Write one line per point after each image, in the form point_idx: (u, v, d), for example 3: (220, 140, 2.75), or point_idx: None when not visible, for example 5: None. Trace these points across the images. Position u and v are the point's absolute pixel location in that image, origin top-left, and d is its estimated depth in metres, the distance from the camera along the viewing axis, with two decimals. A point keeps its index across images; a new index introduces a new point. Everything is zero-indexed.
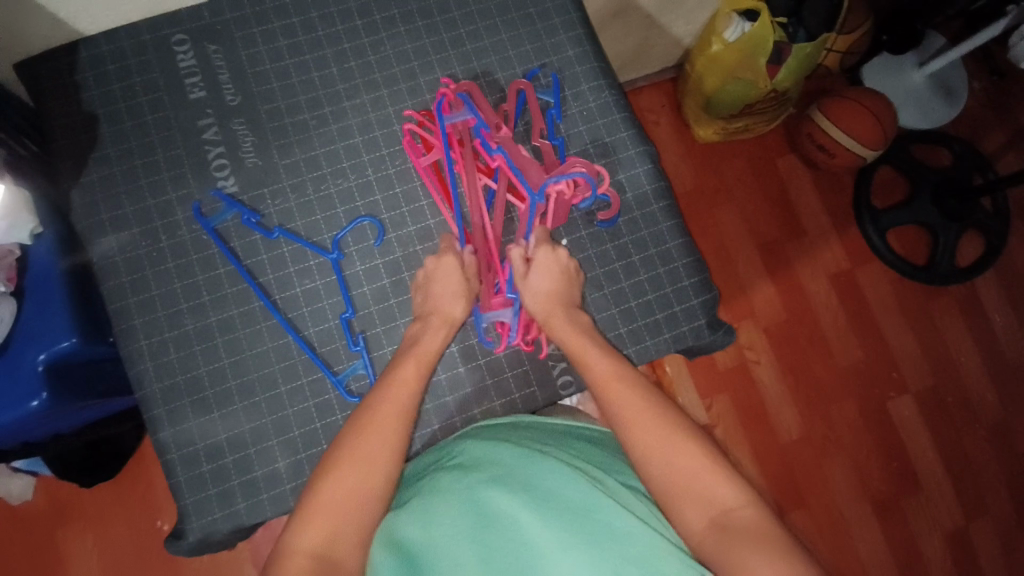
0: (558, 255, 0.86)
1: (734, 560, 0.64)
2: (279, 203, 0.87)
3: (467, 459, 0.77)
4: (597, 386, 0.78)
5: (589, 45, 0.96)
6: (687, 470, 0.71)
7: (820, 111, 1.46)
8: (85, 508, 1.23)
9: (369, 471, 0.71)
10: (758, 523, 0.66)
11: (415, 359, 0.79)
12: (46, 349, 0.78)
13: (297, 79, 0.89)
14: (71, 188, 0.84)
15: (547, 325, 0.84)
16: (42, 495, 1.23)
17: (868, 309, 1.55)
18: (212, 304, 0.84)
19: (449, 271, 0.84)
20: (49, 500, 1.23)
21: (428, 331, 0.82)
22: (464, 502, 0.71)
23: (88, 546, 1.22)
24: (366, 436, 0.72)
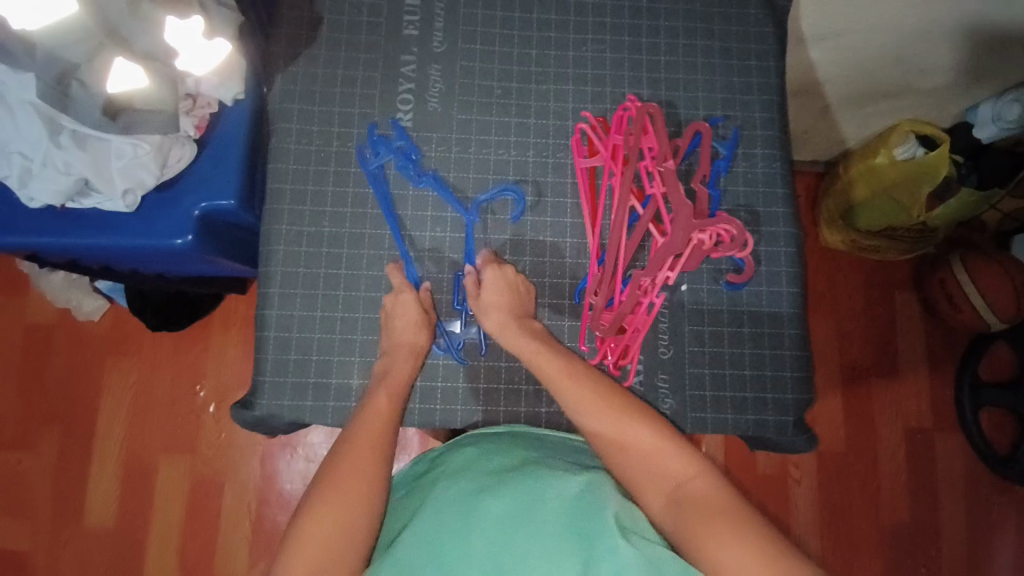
0: (504, 272, 0.87)
1: (695, 534, 0.65)
2: (442, 151, 0.92)
3: (450, 463, 0.81)
4: (604, 426, 0.77)
5: (777, 114, 0.96)
6: (660, 467, 0.73)
7: (962, 262, 1.39)
8: (143, 348, 1.33)
9: (350, 502, 0.72)
10: (712, 495, 0.69)
11: (386, 389, 0.81)
12: (208, 200, 0.85)
13: (499, 48, 0.94)
14: (276, 74, 0.92)
15: (502, 335, 0.85)
16: (109, 319, 1.33)
17: (934, 474, 1.46)
18: (352, 217, 0.89)
19: (407, 308, 0.85)
20: (110, 327, 1.33)
21: (394, 363, 0.83)
22: (446, 497, 0.74)
23: (129, 381, 1.32)
24: (338, 477, 0.74)
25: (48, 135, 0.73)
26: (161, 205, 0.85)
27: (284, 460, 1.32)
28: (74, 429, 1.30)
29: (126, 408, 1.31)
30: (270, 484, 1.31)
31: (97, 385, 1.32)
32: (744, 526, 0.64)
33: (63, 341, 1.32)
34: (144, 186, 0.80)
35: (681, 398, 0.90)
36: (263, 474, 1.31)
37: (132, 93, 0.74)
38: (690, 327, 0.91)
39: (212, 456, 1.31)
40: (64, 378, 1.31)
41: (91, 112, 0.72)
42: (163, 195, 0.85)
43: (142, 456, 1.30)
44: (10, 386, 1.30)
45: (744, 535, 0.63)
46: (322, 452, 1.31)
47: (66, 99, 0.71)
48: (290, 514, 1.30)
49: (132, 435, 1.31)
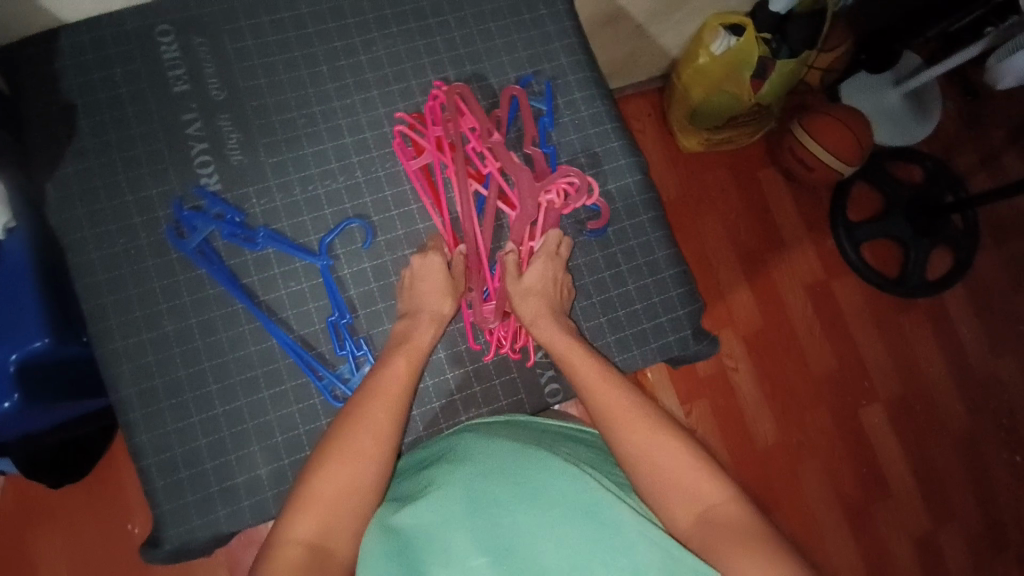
0: (555, 262, 0.88)
1: (724, 555, 0.64)
2: (266, 202, 0.85)
3: (458, 451, 0.76)
4: (626, 422, 0.75)
5: (582, 54, 0.96)
6: (678, 466, 0.71)
7: (802, 126, 1.49)
8: (56, 506, 1.19)
9: (366, 461, 0.71)
10: (741, 520, 0.67)
11: (405, 353, 0.80)
12: (17, 349, 0.75)
13: (286, 76, 0.88)
14: (46, 182, 0.81)
15: (535, 325, 0.84)
16: (13, 491, 1.18)
17: (841, 317, 1.60)
18: (194, 305, 0.82)
19: (432, 271, 0.84)
20: (18, 499, 1.18)
21: (417, 326, 0.82)
22: (459, 493, 0.69)
23: (58, 546, 1.18)
24: (359, 431, 0.72)
25: None
26: None
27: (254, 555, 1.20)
28: None
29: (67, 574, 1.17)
30: None
31: (12, 571, 1.16)
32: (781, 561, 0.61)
33: None
34: None
35: None
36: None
37: None
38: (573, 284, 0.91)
39: None
40: None
41: None
42: None
43: None
44: None
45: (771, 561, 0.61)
46: None
47: None
48: None
49: None
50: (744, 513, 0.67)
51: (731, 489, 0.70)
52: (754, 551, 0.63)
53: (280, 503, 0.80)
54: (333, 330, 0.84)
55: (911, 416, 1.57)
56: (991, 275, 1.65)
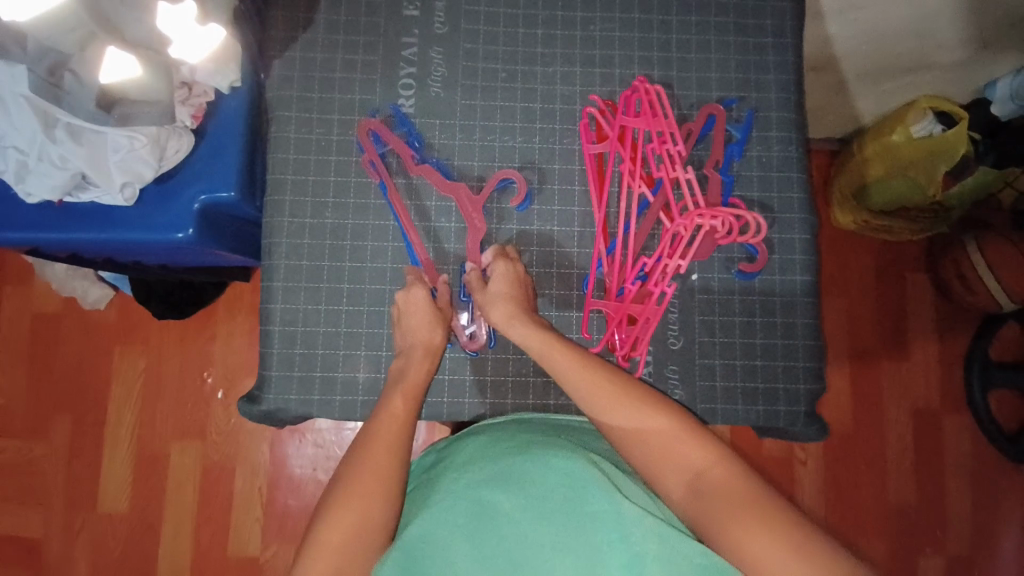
0: (513, 265, 0.85)
1: (721, 522, 0.63)
2: (446, 137, 0.89)
3: (461, 454, 0.78)
4: (623, 430, 0.73)
5: (793, 95, 0.92)
6: (666, 445, 0.71)
7: (976, 243, 1.34)
8: (149, 334, 1.33)
9: (373, 504, 0.70)
10: (730, 481, 0.66)
11: (401, 391, 0.79)
12: (208, 192, 0.83)
13: (504, 28, 0.91)
14: (274, 58, 0.89)
15: (507, 330, 0.82)
16: (117, 307, 1.33)
17: (941, 454, 1.45)
18: (355, 208, 0.87)
19: (419, 306, 0.83)
20: (118, 314, 1.33)
21: (411, 364, 0.81)
22: (455, 498, 0.72)
23: (139, 367, 1.32)
24: (359, 476, 0.72)
25: (43, 128, 0.71)
26: (162, 198, 0.83)
27: (293, 444, 1.32)
28: (84, 415, 1.31)
29: (138, 391, 1.31)
30: (279, 467, 1.31)
31: (106, 373, 1.32)
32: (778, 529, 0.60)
33: (70, 328, 1.32)
34: (142, 179, 0.78)
35: (692, 390, 0.89)
36: (274, 458, 1.31)
37: (126, 85, 0.72)
38: (700, 316, 0.89)
39: (222, 440, 1.31)
40: (72, 366, 1.32)
41: (86, 103, 0.71)
42: (162, 187, 0.83)
43: (153, 443, 1.31)
44: (16, 371, 1.31)
45: (768, 527, 0.61)
46: (331, 438, 1.32)
47: (59, 91, 0.69)
48: (300, 498, 1.31)
49: (143, 423, 1.31)
50: (738, 480, 0.66)
51: (717, 453, 0.69)
52: (748, 520, 0.62)
53: (366, 410, 0.85)
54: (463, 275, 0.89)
55: None
56: None
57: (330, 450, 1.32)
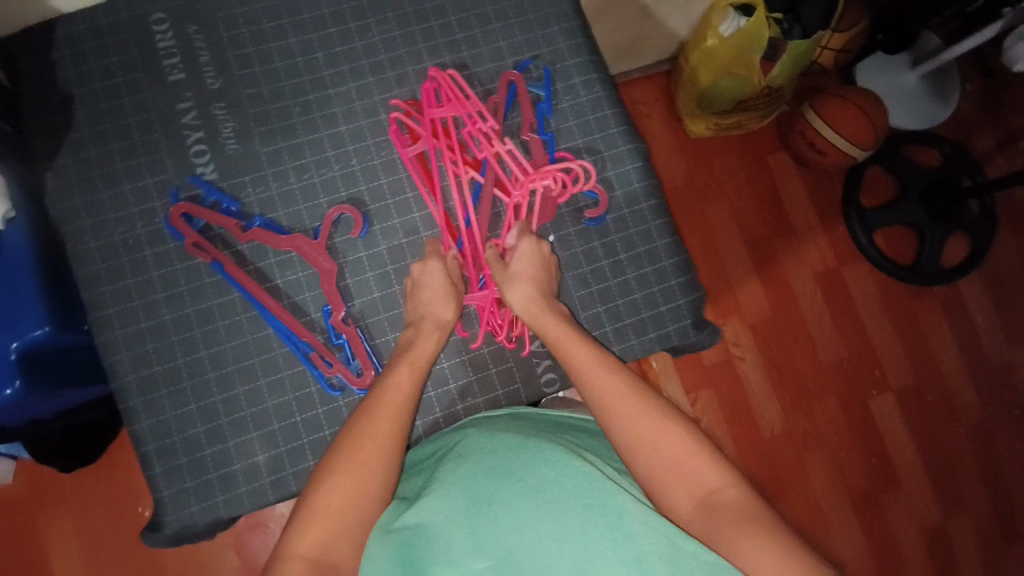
0: (541, 248, 0.86)
1: (726, 536, 0.64)
2: (261, 191, 0.85)
3: (460, 449, 0.76)
4: (642, 411, 0.74)
5: (580, 37, 0.94)
6: (677, 450, 0.71)
7: (814, 110, 1.45)
8: (67, 491, 1.21)
9: (368, 475, 0.71)
10: (740, 503, 0.67)
11: (408, 361, 0.78)
12: (18, 338, 0.75)
13: (280, 64, 0.87)
14: (45, 173, 0.81)
15: (528, 313, 0.82)
16: (27, 476, 1.21)
17: (852, 306, 1.56)
18: (191, 294, 0.82)
19: (434, 278, 0.84)
20: (29, 485, 1.21)
21: (420, 334, 0.81)
22: (459, 493, 0.69)
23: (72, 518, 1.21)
24: (360, 448, 0.72)
25: None
26: None
27: (260, 539, 1.24)
28: None
29: (80, 555, 1.20)
30: (254, 568, 1.23)
31: (20, 555, 1.19)
32: (785, 542, 0.62)
33: None
34: None
35: None
36: (245, 562, 1.23)
37: None
38: (570, 273, 0.90)
39: (180, 568, 1.22)
40: None
41: None
42: None
43: None
44: None
45: (778, 543, 0.62)
46: None
47: None
48: None
49: None
50: (747, 498, 0.67)
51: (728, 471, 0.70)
52: (756, 536, 0.63)
53: (277, 490, 0.81)
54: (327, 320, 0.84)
55: (925, 410, 1.54)
56: (1010, 262, 1.60)
57: None
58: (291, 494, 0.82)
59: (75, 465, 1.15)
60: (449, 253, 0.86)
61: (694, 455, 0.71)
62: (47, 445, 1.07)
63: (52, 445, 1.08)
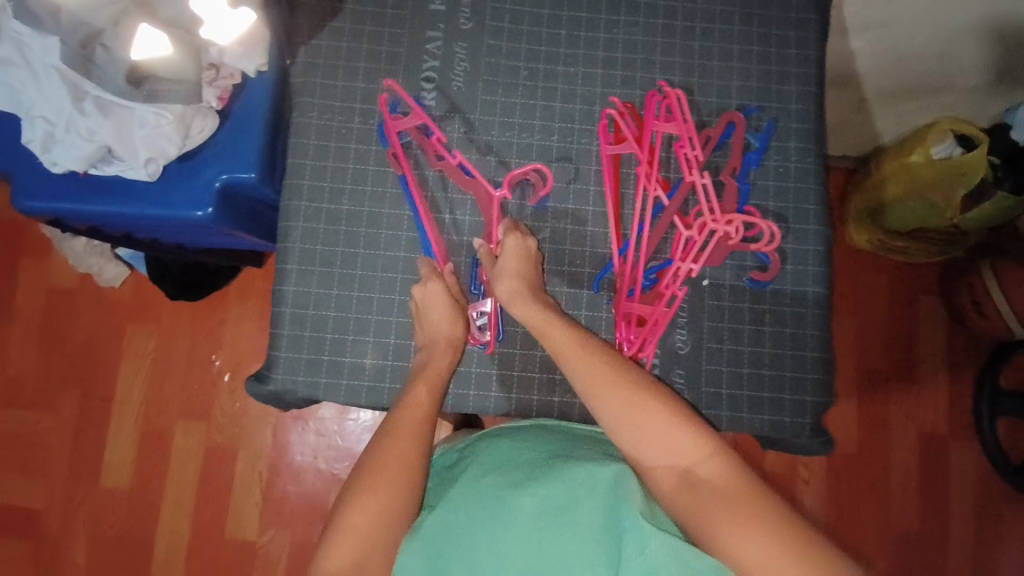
0: (524, 240, 0.85)
1: (709, 519, 0.65)
2: (464, 131, 0.90)
3: (474, 457, 0.82)
4: (614, 412, 0.74)
5: (813, 106, 0.92)
6: (658, 443, 0.72)
7: (992, 270, 1.32)
8: (162, 314, 1.34)
9: (392, 500, 0.72)
10: (726, 479, 0.68)
11: (425, 382, 0.80)
12: (229, 172, 0.84)
13: (527, 27, 0.92)
14: (300, 46, 0.90)
15: (513, 306, 0.83)
16: (131, 285, 1.34)
17: (948, 482, 1.43)
18: (372, 196, 0.88)
19: (437, 298, 0.83)
20: (146, 294, 1.34)
21: (433, 356, 0.82)
22: (466, 494, 0.76)
23: (148, 348, 1.33)
24: (379, 473, 0.74)
25: (72, 99, 0.72)
26: (183, 175, 0.84)
27: (295, 430, 1.32)
28: (94, 387, 1.32)
29: (145, 371, 1.32)
30: (282, 453, 1.32)
31: (114, 350, 1.33)
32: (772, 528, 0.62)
33: (82, 304, 1.33)
34: (165, 156, 0.79)
35: (697, 394, 0.88)
36: (276, 444, 1.32)
37: (156, 61, 0.75)
38: (709, 323, 0.89)
39: (227, 423, 1.32)
40: (85, 341, 1.33)
41: (117, 78, 0.74)
42: (185, 164, 0.84)
43: (158, 421, 1.31)
44: (27, 345, 1.32)
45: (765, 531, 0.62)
46: (334, 427, 1.32)
47: (90, 64, 0.73)
48: (298, 486, 1.31)
49: (149, 400, 1.32)
50: (735, 483, 0.68)
51: (713, 450, 0.71)
52: (743, 522, 0.64)
53: (371, 396, 0.85)
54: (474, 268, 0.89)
55: None
56: None
57: (331, 440, 1.32)
58: (380, 405, 0.86)
59: (180, 295, 1.24)
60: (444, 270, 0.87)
61: (691, 450, 0.71)
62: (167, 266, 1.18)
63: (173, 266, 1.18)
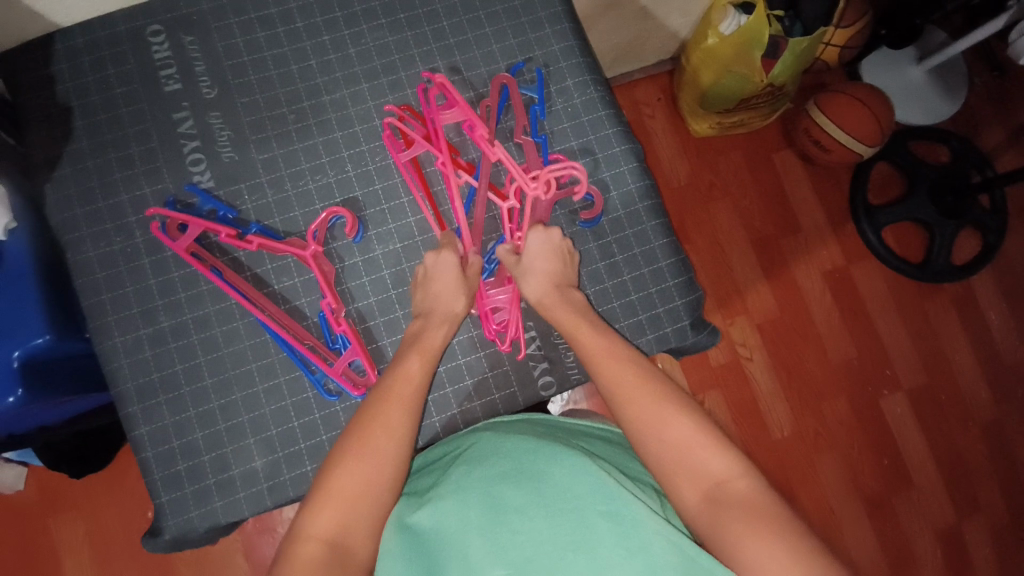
0: (552, 237, 0.86)
1: (731, 534, 0.63)
2: (257, 198, 0.86)
3: (472, 450, 0.76)
4: (636, 399, 0.73)
5: (573, 38, 0.93)
6: (687, 439, 0.69)
7: (816, 106, 1.43)
8: (76, 496, 1.23)
9: (381, 463, 0.69)
10: (754, 498, 0.65)
11: (418, 351, 0.78)
12: (20, 345, 0.77)
13: (275, 71, 0.88)
14: (46, 183, 0.83)
15: (542, 306, 0.83)
16: (37, 484, 1.22)
17: (861, 305, 1.52)
18: (189, 301, 0.83)
19: (446, 268, 0.83)
20: (40, 489, 1.22)
21: (429, 327, 0.80)
22: (468, 496, 0.70)
23: (82, 532, 1.22)
24: (373, 431, 0.70)
25: None
26: None
27: (268, 542, 1.25)
28: None
29: (90, 559, 1.21)
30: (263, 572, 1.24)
31: (34, 561, 1.20)
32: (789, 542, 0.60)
33: None
34: None
35: None
36: (253, 566, 1.24)
37: None
38: None
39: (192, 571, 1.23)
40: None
41: None
42: None
43: None
44: None
45: (783, 542, 0.60)
46: None
47: None
48: None
49: None
50: (759, 493, 0.65)
51: (739, 461, 0.68)
52: (759, 532, 0.62)
53: (274, 496, 0.81)
54: (325, 325, 0.85)
55: (937, 410, 1.50)
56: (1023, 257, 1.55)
57: None
58: (289, 499, 0.82)
59: (87, 470, 1.14)
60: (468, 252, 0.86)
61: (722, 458, 0.68)
62: (60, 450, 1.05)
63: (67, 449, 1.07)
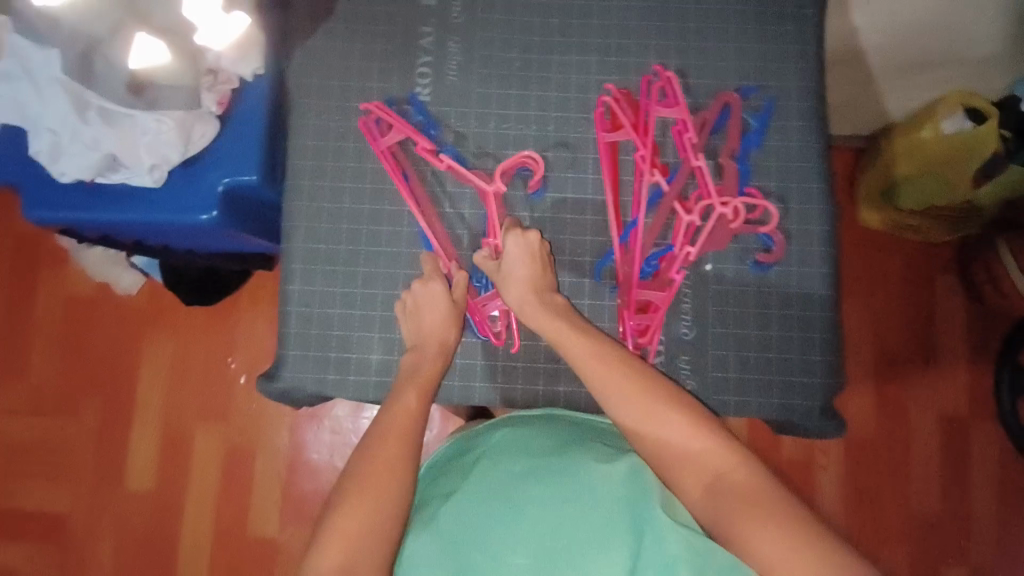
0: (526, 239, 0.84)
1: (735, 528, 0.65)
2: (461, 125, 0.90)
3: (490, 443, 0.81)
4: (625, 408, 0.74)
5: (813, 83, 0.90)
6: (678, 439, 0.72)
7: (1008, 246, 1.26)
8: (177, 319, 1.36)
9: (382, 498, 0.71)
10: (750, 486, 0.68)
11: (415, 386, 0.80)
12: (231, 175, 0.86)
13: (520, 18, 0.92)
14: (295, 47, 0.91)
15: (523, 310, 0.82)
16: (148, 293, 1.36)
17: (966, 463, 1.38)
18: (372, 194, 0.89)
19: (435, 300, 0.83)
20: (149, 299, 1.36)
21: (424, 359, 0.82)
22: (485, 486, 0.75)
23: (167, 351, 1.35)
24: (371, 468, 0.73)
25: (76, 110, 0.74)
26: (187, 180, 0.86)
27: (311, 430, 1.34)
28: (112, 395, 1.35)
29: (165, 374, 1.35)
30: (299, 452, 1.34)
31: (127, 357, 1.35)
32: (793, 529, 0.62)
33: (97, 314, 1.36)
34: (169, 162, 0.80)
35: (704, 379, 0.88)
36: (293, 444, 1.34)
37: (154, 69, 0.75)
38: (714, 307, 0.89)
39: (243, 425, 1.34)
40: (101, 351, 1.35)
41: (116, 89, 0.74)
42: (189, 170, 0.86)
43: (177, 426, 1.34)
44: (47, 355, 1.35)
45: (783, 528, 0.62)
46: (348, 425, 1.34)
47: (90, 73, 0.74)
48: (319, 482, 1.33)
49: (167, 406, 1.34)
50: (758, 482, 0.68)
51: (738, 454, 0.71)
52: (758, 521, 0.63)
53: (378, 391, 0.86)
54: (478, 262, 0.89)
55: None
56: None
57: (346, 438, 1.34)
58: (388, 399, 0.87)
59: (194, 299, 1.26)
60: (452, 270, 0.87)
61: (719, 455, 0.70)
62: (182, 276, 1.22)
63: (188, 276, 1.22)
